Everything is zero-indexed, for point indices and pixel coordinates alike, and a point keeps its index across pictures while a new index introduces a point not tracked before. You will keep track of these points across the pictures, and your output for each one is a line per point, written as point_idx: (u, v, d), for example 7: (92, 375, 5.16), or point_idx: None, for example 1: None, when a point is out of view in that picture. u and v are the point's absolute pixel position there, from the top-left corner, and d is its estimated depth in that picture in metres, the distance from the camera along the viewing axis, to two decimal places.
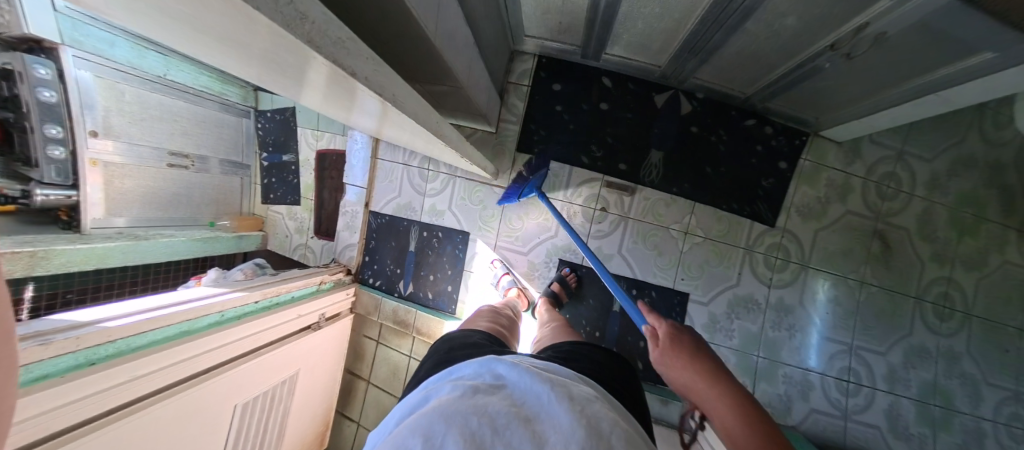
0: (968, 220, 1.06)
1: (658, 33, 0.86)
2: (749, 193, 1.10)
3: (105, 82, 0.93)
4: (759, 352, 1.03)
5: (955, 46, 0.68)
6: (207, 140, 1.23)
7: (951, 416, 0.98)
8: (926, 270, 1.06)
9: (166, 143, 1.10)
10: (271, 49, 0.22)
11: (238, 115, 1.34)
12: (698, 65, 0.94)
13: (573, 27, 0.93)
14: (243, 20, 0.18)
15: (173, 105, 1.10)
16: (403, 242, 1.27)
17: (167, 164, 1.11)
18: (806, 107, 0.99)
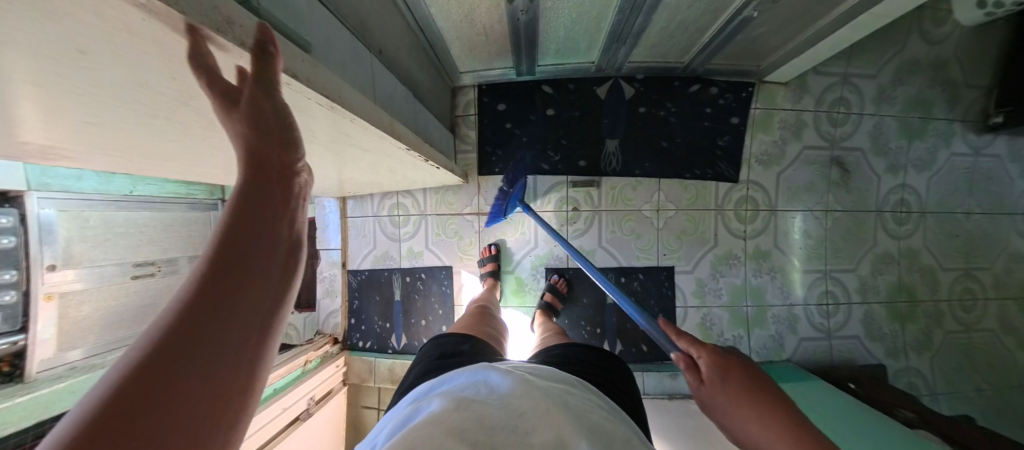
0: (918, 123, 1.10)
1: (582, 22, 0.82)
2: (707, 156, 1.12)
3: (69, 214, 0.81)
4: (747, 302, 1.11)
5: None
6: (179, 241, 1.09)
7: (916, 306, 1.12)
8: (883, 181, 1.13)
9: (119, 257, 0.91)
10: (201, 60, 0.27)
11: (207, 209, 1.22)
12: (629, 50, 0.94)
13: (502, 48, 0.94)
14: (174, 28, 0.23)
15: (138, 218, 0.97)
16: (387, 294, 1.27)
17: (132, 277, 0.94)
18: (744, 59, 0.98)
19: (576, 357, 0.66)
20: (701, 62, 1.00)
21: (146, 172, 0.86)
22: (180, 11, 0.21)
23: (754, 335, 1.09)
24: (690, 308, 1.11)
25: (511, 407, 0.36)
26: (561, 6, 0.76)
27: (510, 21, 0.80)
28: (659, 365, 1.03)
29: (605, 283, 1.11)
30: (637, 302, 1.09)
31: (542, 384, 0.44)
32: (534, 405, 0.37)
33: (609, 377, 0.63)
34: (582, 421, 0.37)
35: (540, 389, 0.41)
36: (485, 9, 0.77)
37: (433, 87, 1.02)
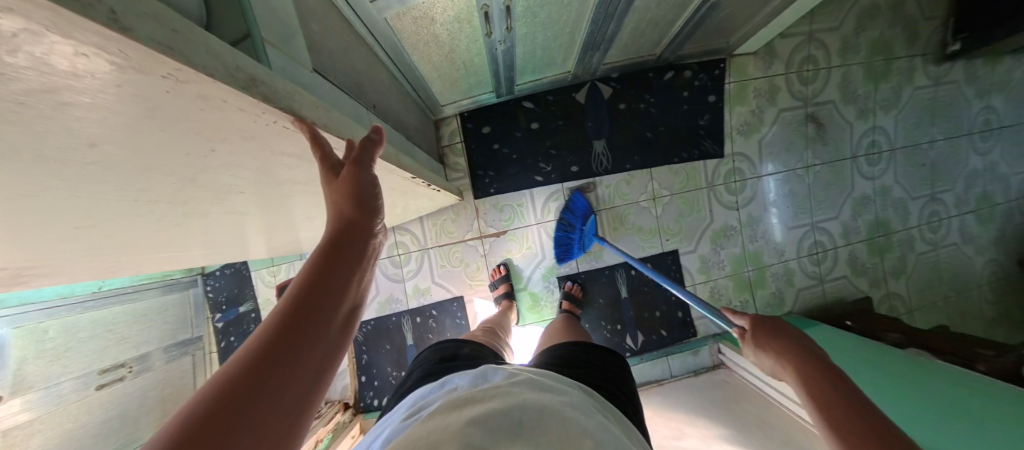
0: (882, 65, 1.14)
1: (558, 37, 0.84)
2: (691, 137, 1.15)
3: (24, 329, 0.70)
4: (748, 266, 1.19)
5: None
6: (148, 331, 0.97)
7: (892, 237, 1.23)
8: (855, 128, 1.18)
9: (92, 363, 0.81)
10: (215, 109, 0.27)
11: (184, 288, 1.14)
12: (603, 55, 0.96)
13: (481, 76, 0.96)
14: (195, 89, 0.23)
15: (107, 315, 0.87)
16: (398, 340, 1.11)
17: (99, 386, 0.80)
18: (712, 40, 0.99)
19: (582, 356, 0.64)
20: (671, 53, 1.02)
21: (112, 273, 0.75)
22: (208, 72, 0.22)
23: (756, 295, 1.19)
24: (698, 285, 1.19)
25: (519, 402, 0.33)
26: (537, 30, 0.79)
27: (488, 52, 0.85)
28: (679, 346, 1.13)
29: (617, 279, 1.15)
30: (650, 291, 1.15)
31: (550, 383, 0.41)
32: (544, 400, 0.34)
33: (615, 385, 0.58)
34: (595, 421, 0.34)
35: (548, 390, 0.38)
36: (462, 46, 0.82)
37: (417, 123, 1.04)
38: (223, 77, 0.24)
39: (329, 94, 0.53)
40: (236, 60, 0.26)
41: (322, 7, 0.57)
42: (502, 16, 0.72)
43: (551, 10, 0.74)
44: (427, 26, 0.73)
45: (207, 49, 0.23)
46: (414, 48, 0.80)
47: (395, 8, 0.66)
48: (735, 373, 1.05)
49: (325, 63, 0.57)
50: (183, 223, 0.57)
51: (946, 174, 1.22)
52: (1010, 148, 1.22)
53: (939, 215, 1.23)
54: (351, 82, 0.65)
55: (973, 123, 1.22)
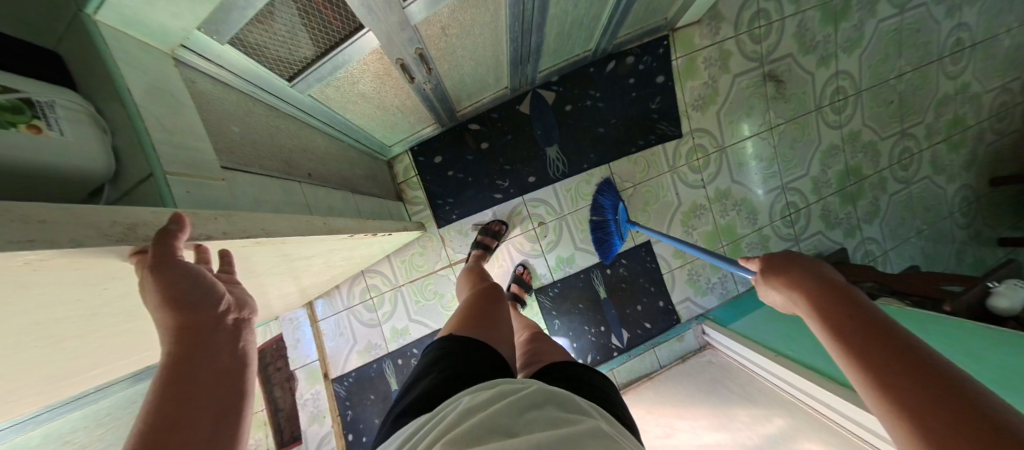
0: (839, 4, 1.07)
1: (481, 49, 0.76)
2: (645, 123, 1.09)
3: None
4: (723, 241, 1.19)
5: None
6: (115, 431, 0.89)
7: (862, 183, 1.20)
8: (818, 77, 1.12)
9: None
10: (85, 262, 0.26)
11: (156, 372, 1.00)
12: (536, 64, 0.90)
13: (418, 114, 0.93)
14: (66, 257, 0.23)
15: (64, 425, 0.80)
16: (382, 387, 1.13)
17: None
18: (649, 21, 0.92)
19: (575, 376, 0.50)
20: (608, 44, 0.95)
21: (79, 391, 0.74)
22: (75, 244, 0.22)
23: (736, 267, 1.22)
24: (676, 270, 1.20)
25: None
26: (459, 63, 0.77)
27: (418, 94, 0.83)
28: (666, 334, 1.19)
29: (594, 281, 1.17)
30: (628, 286, 1.19)
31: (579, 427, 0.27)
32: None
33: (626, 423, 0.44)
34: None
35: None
36: (389, 95, 0.80)
37: (361, 171, 0.99)
38: (97, 239, 0.24)
39: (247, 188, 0.52)
40: (108, 215, 0.26)
41: (237, 107, 0.56)
42: (419, 64, 0.71)
43: (464, 45, 0.72)
44: (350, 89, 0.72)
45: (77, 221, 0.23)
46: (344, 108, 0.79)
47: (317, 85, 0.67)
48: (721, 353, 1.10)
49: (248, 160, 0.56)
50: (115, 341, 0.56)
51: (916, 106, 1.17)
52: (981, 67, 1.16)
53: (911, 151, 1.20)
54: (280, 164, 0.65)
55: (946, 43, 1.14)
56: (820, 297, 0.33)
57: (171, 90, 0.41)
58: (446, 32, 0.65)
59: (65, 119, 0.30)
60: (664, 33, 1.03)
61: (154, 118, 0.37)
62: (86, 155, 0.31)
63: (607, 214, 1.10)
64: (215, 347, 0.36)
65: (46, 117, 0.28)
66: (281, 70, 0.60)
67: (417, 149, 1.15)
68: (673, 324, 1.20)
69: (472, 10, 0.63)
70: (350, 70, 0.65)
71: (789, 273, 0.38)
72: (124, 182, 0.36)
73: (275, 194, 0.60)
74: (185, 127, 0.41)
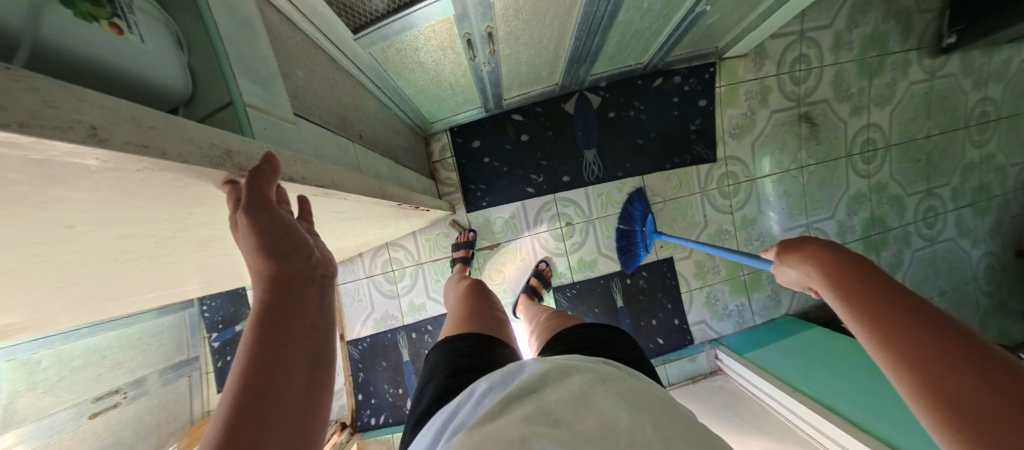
0: (875, 61, 1.15)
1: (547, 40, 0.80)
2: (682, 142, 1.14)
3: (11, 363, 0.71)
4: (744, 269, 1.20)
5: None
6: (146, 354, 0.97)
7: (887, 234, 1.21)
8: (851, 126, 1.17)
9: (84, 391, 0.81)
10: (179, 184, 0.25)
11: (179, 310, 1.09)
12: (590, 67, 0.96)
13: (467, 95, 0.97)
14: (170, 173, 0.22)
15: (101, 341, 0.87)
16: (395, 357, 1.12)
17: (91, 416, 0.80)
18: (701, 44, 0.99)
19: (585, 332, 0.57)
20: (660, 60, 1.02)
21: (104, 313, 0.73)
22: (182, 161, 0.21)
23: (755, 297, 1.21)
24: (695, 290, 1.19)
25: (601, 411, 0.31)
26: (519, 51, 0.81)
27: (473, 73, 0.86)
28: (678, 352, 1.16)
29: (612, 288, 1.17)
30: (646, 298, 1.17)
31: (594, 374, 0.38)
32: (628, 419, 0.30)
33: (631, 352, 0.53)
34: (682, 417, 0.33)
35: (612, 393, 0.34)
36: (448, 69, 0.82)
37: (404, 142, 1.02)
38: (199, 161, 0.23)
39: (308, 138, 0.52)
40: (210, 136, 0.25)
41: (302, 51, 0.57)
42: (484, 42, 0.74)
43: (530, 33, 0.75)
44: (411, 55, 0.74)
45: (182, 135, 0.21)
46: (398, 74, 0.80)
47: (379, 43, 0.67)
48: (733, 379, 1.07)
49: (309, 109, 0.56)
50: (179, 265, 0.56)
51: (944, 167, 1.21)
52: (1006, 140, 1.21)
53: (937, 209, 1.22)
54: (336, 120, 0.65)
55: (972, 113, 1.20)
56: (833, 269, 0.31)
57: (248, 19, 0.41)
58: (517, 14, 0.67)
59: (141, 24, 0.26)
60: (711, 59, 1.10)
61: (232, 46, 0.36)
62: (168, 75, 0.28)
63: (636, 224, 1.12)
64: (303, 300, 0.37)
65: (125, 17, 0.25)
66: (346, 19, 0.61)
67: (457, 130, 1.18)
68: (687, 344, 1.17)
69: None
70: (416, 35, 0.66)
71: (807, 247, 0.36)
72: (200, 108, 0.32)
73: (331, 149, 0.59)
74: (258, 62, 0.40)
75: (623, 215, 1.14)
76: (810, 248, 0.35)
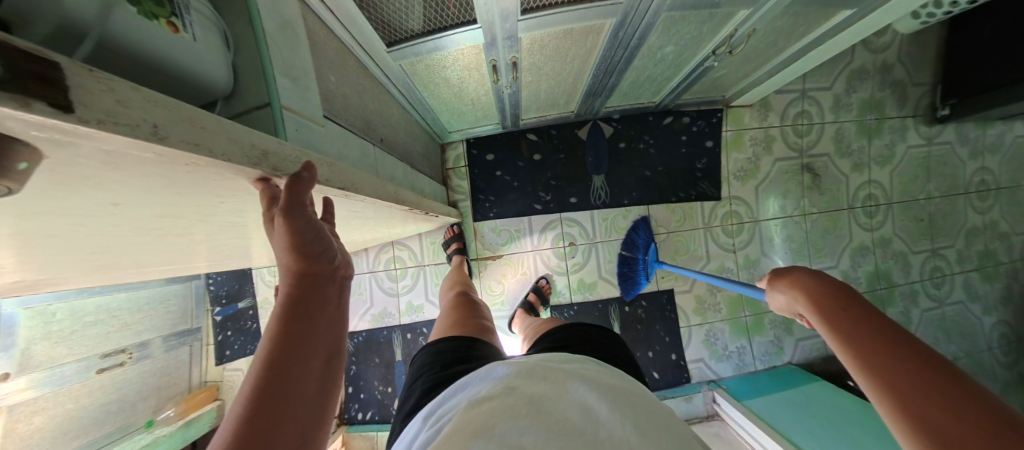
0: (874, 122, 1.22)
1: (567, 75, 0.86)
2: (689, 178, 1.19)
3: (33, 311, 0.83)
4: (746, 311, 1.18)
5: (816, 16, 0.77)
6: (152, 319, 1.10)
7: (893, 291, 1.20)
8: (852, 180, 1.22)
9: (92, 348, 0.93)
10: (219, 179, 0.27)
11: (187, 280, 1.23)
12: (605, 100, 1.03)
13: (487, 111, 1.03)
14: (212, 170, 0.24)
15: (113, 302, 0.99)
16: (388, 354, 1.16)
17: (99, 370, 0.93)
18: (711, 92, 1.07)
19: (574, 329, 0.60)
20: (672, 101, 1.09)
21: (120, 279, 0.77)
22: (225, 159, 0.23)
23: (756, 341, 1.18)
24: (694, 326, 1.17)
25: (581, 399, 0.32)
26: (540, 79, 0.87)
27: (496, 95, 0.93)
28: (674, 390, 1.12)
29: (610, 313, 1.16)
30: (644, 328, 1.16)
31: (578, 371, 0.38)
32: (608, 413, 0.30)
33: (616, 351, 0.56)
34: (659, 411, 0.34)
35: (593, 387, 0.34)
36: (471, 87, 0.87)
37: (423, 150, 1.08)
38: (239, 159, 0.24)
39: (334, 140, 0.55)
40: (253, 138, 0.26)
41: (337, 59, 0.59)
42: (509, 68, 0.79)
43: (553, 66, 0.80)
44: (439, 71, 0.78)
45: (227, 136, 0.23)
46: (424, 86, 0.85)
47: (410, 58, 0.71)
48: (731, 428, 1.02)
49: (337, 111, 0.58)
50: (210, 243, 0.60)
51: (947, 229, 1.22)
52: (1009, 209, 1.23)
53: (943, 270, 1.21)
54: (361, 123, 0.68)
55: (970, 182, 1.24)
56: (826, 300, 0.31)
57: (288, 23, 0.44)
58: (541, 48, 0.73)
59: (196, 25, 0.30)
60: (719, 106, 1.18)
61: (275, 49, 0.40)
62: (210, 75, 0.31)
63: (639, 252, 1.13)
64: (325, 301, 0.38)
65: (184, 19, 0.28)
66: (384, 34, 0.64)
67: (474, 142, 1.24)
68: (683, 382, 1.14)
69: (572, 41, 0.71)
70: (448, 54, 0.71)
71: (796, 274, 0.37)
72: (238, 105, 0.36)
73: (353, 151, 0.62)
74: (295, 65, 0.43)
75: (625, 244, 1.15)
76: (802, 276, 0.36)
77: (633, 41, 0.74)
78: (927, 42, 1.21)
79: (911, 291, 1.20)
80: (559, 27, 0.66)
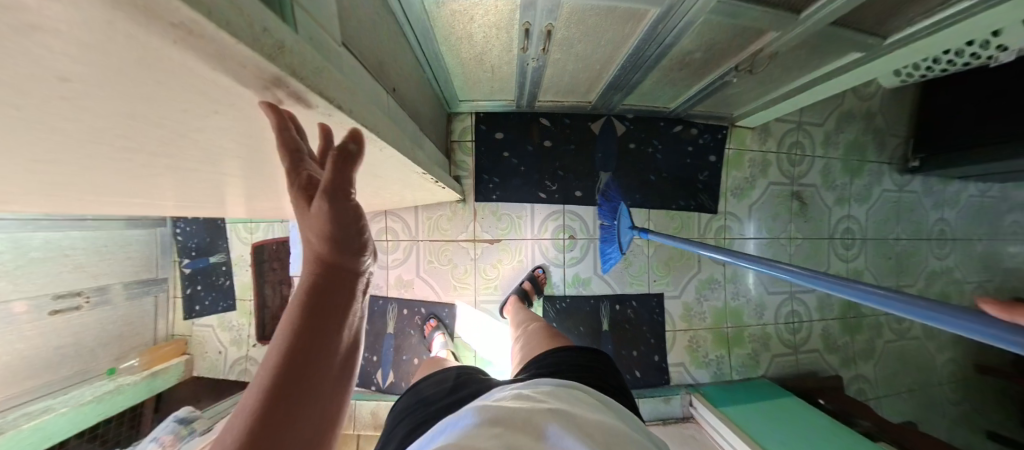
0: (856, 163, 1.33)
1: (594, 60, 0.87)
2: (690, 188, 1.22)
3: None
4: (729, 323, 1.20)
5: (833, 50, 0.82)
6: (112, 264, 1.03)
7: (861, 320, 1.28)
8: (833, 213, 1.30)
9: (48, 287, 0.86)
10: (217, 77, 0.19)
11: (151, 227, 1.17)
12: (623, 96, 1.05)
13: (504, 84, 1.00)
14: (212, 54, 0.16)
15: (66, 239, 0.91)
16: (377, 325, 1.15)
17: (52, 312, 0.86)
18: (721, 107, 1.12)
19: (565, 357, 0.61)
20: (685, 110, 1.14)
21: (69, 210, 0.66)
22: (224, 33, 0.15)
23: (736, 354, 1.20)
24: (679, 332, 1.17)
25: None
26: (568, 58, 0.86)
27: (519, 64, 0.90)
28: (653, 390, 1.12)
29: (600, 311, 1.15)
30: (631, 329, 1.15)
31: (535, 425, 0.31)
32: None
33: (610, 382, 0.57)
34: None
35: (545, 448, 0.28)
36: (496, 53, 0.85)
37: (432, 116, 1.05)
38: (242, 41, 0.16)
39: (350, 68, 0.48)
40: (265, 20, 0.18)
41: None
42: (541, 38, 0.77)
43: (583, 45, 0.80)
44: (464, 24, 0.74)
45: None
46: (446, 41, 0.81)
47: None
48: (705, 429, 1.04)
49: (353, 39, 0.52)
50: (214, 189, 0.57)
51: (910, 268, 1.33)
52: (962, 255, 1.36)
53: None
54: (374, 63, 0.61)
55: (932, 229, 1.36)
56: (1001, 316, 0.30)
57: None
58: (578, 21, 0.71)
59: None
60: (725, 123, 1.24)
61: None
62: None
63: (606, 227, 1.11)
64: (346, 303, 0.35)
65: None
66: None
67: (483, 117, 1.21)
68: (666, 385, 1.14)
69: (611, 21, 0.71)
70: (478, 5, 0.67)
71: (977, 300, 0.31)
72: None
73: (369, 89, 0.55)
74: None
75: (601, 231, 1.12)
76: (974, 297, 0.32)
77: (668, 39, 0.76)
78: (910, 95, 1.32)
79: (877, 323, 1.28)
80: (604, 3, 0.65)
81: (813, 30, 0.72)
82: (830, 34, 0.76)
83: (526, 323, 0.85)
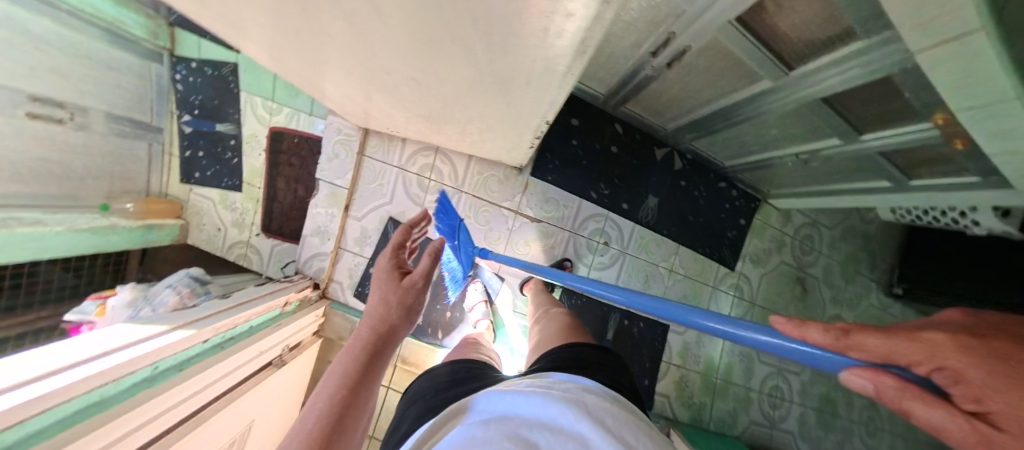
0: (851, 272, 1.49)
1: (695, 98, 1.00)
2: (718, 240, 1.34)
3: None
4: (719, 375, 1.23)
5: (873, 171, 0.99)
6: (100, 88, 0.93)
7: (836, 419, 1.32)
8: (826, 309, 1.42)
9: (26, 84, 0.75)
10: None
11: (147, 58, 1.07)
12: (695, 137, 1.19)
13: (605, 77, 1.08)
14: None
15: (47, 31, 0.79)
16: None
17: (26, 114, 0.76)
18: (765, 181, 1.28)
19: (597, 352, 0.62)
20: (736, 171, 1.30)
21: None
22: None
23: (718, 406, 1.22)
24: (673, 366, 1.20)
25: None
26: (676, 83, 0.95)
27: (636, 64, 0.94)
28: None
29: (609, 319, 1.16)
30: (633, 345, 1.17)
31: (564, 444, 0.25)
32: None
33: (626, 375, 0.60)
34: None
35: None
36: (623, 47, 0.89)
37: None
38: None
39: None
40: None
41: None
42: (674, 52, 0.82)
43: (696, 77, 0.90)
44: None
45: None
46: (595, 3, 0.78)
47: None
48: None
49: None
50: (345, 66, 0.65)
51: None
52: None
53: (875, 420, 1.36)
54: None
55: None
56: None
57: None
58: (710, 55, 0.80)
59: None
60: (760, 197, 1.40)
61: None
62: None
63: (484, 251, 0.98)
64: (390, 353, 0.54)
65: None
66: None
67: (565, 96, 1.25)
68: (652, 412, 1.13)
69: (731, 71, 0.83)
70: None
71: None
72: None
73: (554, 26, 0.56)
74: None
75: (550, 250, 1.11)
76: None
77: (757, 110, 0.92)
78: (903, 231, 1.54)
79: (847, 426, 1.33)
80: (738, 50, 0.75)
81: (864, 150, 0.90)
82: (874, 159, 0.93)
83: (547, 306, 0.87)
